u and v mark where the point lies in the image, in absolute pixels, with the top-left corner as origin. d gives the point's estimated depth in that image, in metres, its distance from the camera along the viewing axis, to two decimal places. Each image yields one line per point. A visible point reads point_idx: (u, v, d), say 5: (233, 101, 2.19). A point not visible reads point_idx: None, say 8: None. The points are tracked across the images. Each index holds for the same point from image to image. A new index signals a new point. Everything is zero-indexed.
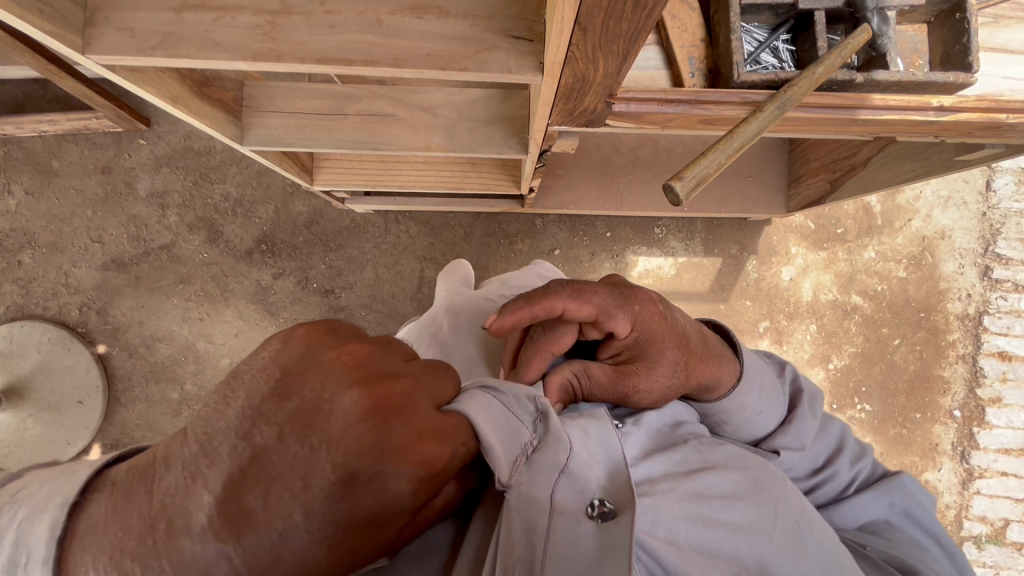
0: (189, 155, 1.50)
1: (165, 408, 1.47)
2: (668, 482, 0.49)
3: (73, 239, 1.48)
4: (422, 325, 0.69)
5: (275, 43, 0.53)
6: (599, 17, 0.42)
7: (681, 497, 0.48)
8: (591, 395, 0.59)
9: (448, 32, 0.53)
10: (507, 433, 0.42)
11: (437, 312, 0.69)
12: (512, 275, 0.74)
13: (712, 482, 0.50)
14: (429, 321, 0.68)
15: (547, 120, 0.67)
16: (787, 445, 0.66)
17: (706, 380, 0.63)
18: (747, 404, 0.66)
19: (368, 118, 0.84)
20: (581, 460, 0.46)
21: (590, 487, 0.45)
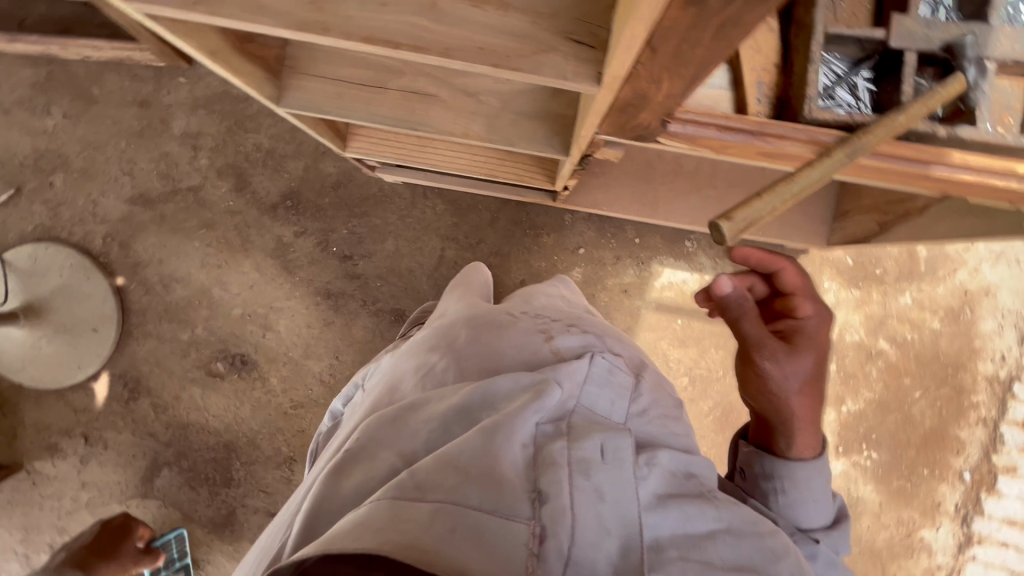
0: (226, 100, 1.48)
1: (175, 347, 1.50)
2: (677, 549, 0.45)
3: (105, 169, 1.49)
4: (438, 329, 0.64)
5: (322, 14, 0.49)
6: (677, 42, 0.39)
7: (692, 568, 0.45)
8: (745, 321, 0.68)
9: (506, 27, 0.50)
10: (496, 546, 0.40)
11: (455, 319, 0.64)
12: (533, 292, 0.72)
13: (723, 551, 0.47)
14: (444, 326, 0.64)
15: (595, 129, 0.63)
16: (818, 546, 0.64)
17: (803, 416, 0.69)
18: (810, 482, 0.68)
19: (410, 95, 0.81)
20: (588, 538, 0.43)
21: (599, 573, 0.42)
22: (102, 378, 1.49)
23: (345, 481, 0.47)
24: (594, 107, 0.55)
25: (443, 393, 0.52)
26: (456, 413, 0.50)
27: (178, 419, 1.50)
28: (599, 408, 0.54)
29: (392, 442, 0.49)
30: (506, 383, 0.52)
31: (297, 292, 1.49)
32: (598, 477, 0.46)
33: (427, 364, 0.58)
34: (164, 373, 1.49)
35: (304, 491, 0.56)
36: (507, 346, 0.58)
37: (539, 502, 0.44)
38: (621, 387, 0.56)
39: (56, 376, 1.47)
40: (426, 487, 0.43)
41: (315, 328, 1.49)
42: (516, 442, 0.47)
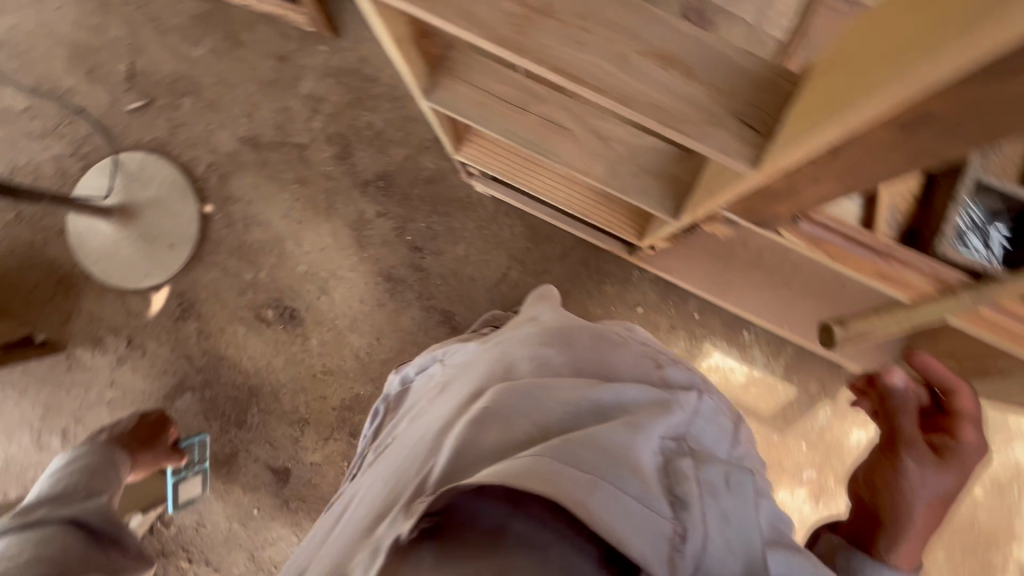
0: (355, 76, 1.57)
1: (235, 283, 1.56)
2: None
3: (229, 106, 1.60)
4: (547, 329, 0.69)
5: (523, 38, 0.54)
6: (874, 143, 0.41)
7: None
8: (900, 408, 0.73)
9: (685, 93, 0.53)
10: (642, 529, 0.40)
11: (569, 327, 0.70)
12: (630, 329, 0.80)
13: None
14: (557, 330, 0.68)
15: (721, 205, 0.66)
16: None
17: (916, 526, 0.66)
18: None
19: (546, 123, 0.85)
20: (719, 555, 0.42)
21: None
22: (163, 290, 1.56)
23: (487, 434, 0.49)
24: (736, 186, 0.58)
25: (575, 382, 0.55)
26: (592, 409, 0.52)
27: (215, 349, 1.56)
28: (709, 440, 0.57)
29: (529, 409, 0.51)
30: (635, 394, 0.56)
31: (362, 267, 1.55)
32: (728, 503, 0.45)
33: (547, 357, 0.62)
34: (218, 304, 1.56)
35: (414, 440, 0.59)
36: (623, 366, 0.63)
37: (680, 507, 0.44)
38: (722, 429, 0.60)
39: (123, 277, 1.55)
40: (578, 456, 0.44)
41: (368, 305, 1.54)
42: (651, 442, 0.49)
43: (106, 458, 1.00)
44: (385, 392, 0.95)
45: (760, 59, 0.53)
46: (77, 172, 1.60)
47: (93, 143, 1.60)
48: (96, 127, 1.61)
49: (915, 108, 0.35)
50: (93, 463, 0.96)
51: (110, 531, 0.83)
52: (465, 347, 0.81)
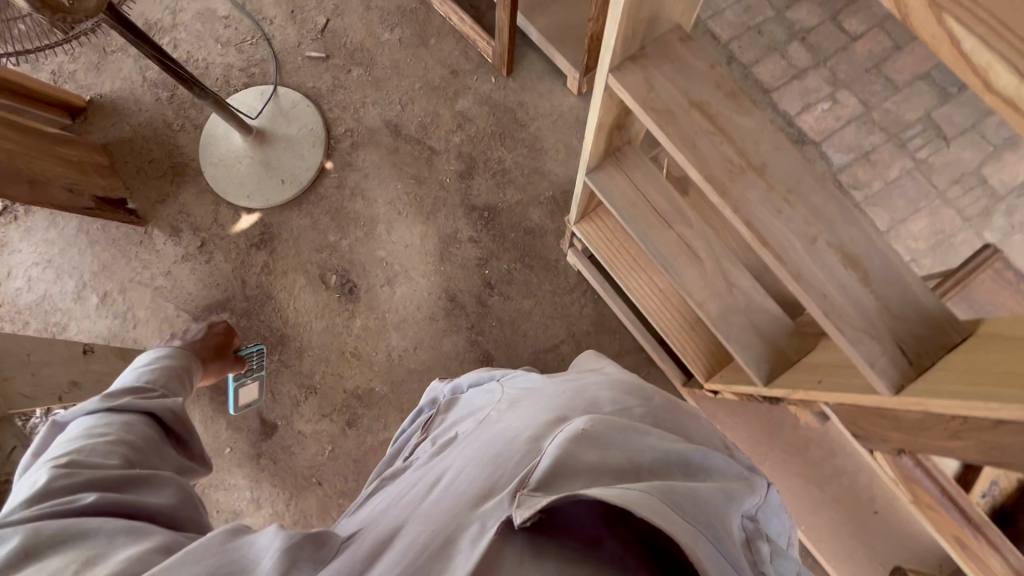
0: (507, 115, 1.67)
1: (317, 239, 1.63)
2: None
3: (390, 90, 1.72)
4: (622, 380, 0.73)
5: (730, 183, 0.58)
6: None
7: None
8: None
9: (855, 295, 0.55)
10: None
11: (645, 384, 0.73)
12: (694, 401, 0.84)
13: None
14: (633, 385, 0.71)
15: (824, 399, 0.67)
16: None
17: None
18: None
19: (681, 246, 0.89)
20: None
21: None
22: (254, 216, 1.64)
23: (587, 451, 0.50)
24: (859, 392, 0.59)
25: (662, 435, 0.58)
26: (682, 462, 0.54)
27: (270, 288, 1.60)
28: (773, 529, 0.59)
29: (623, 445, 0.53)
30: (722, 461, 0.58)
31: (434, 278, 1.59)
32: None
33: (628, 406, 0.65)
34: (293, 249, 1.62)
35: (496, 437, 0.61)
36: (697, 435, 0.66)
37: None
38: (783, 524, 0.63)
39: (228, 188, 1.64)
40: (684, 505, 0.45)
41: (421, 314, 1.57)
42: (739, 511, 0.52)
43: (187, 370, 0.99)
44: (431, 395, 1.03)
45: (936, 299, 0.55)
46: (238, 85, 1.73)
47: (264, 68, 1.74)
48: (273, 56, 1.75)
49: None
50: (177, 370, 0.95)
51: (181, 429, 0.76)
52: (524, 373, 0.83)
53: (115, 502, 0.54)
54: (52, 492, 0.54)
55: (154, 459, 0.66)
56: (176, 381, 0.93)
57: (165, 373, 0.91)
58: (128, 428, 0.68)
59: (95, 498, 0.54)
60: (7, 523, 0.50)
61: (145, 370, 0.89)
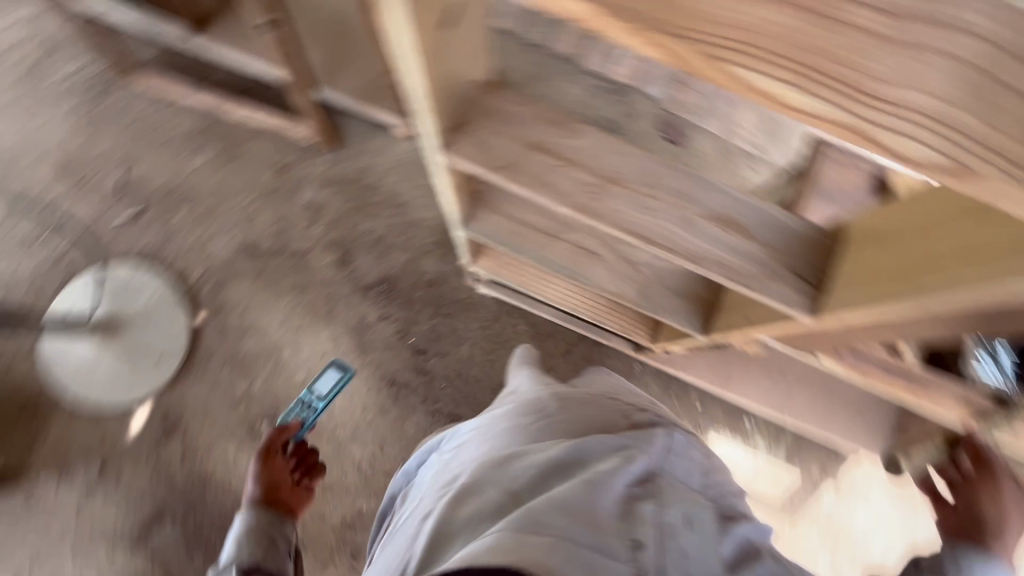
0: (356, 185, 1.62)
1: (227, 396, 1.48)
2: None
3: (226, 215, 1.60)
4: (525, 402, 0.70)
5: (596, 203, 0.60)
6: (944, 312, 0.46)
7: None
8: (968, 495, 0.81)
9: (744, 250, 0.59)
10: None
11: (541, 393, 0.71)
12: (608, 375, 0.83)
13: None
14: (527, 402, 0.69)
15: (763, 332, 0.73)
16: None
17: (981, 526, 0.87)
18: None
19: (577, 249, 0.91)
20: None
21: None
22: (145, 408, 1.46)
23: (461, 508, 0.51)
24: (786, 321, 0.64)
25: (537, 448, 0.57)
26: (554, 466, 0.54)
27: (203, 470, 1.44)
28: (679, 475, 0.58)
29: (497, 481, 0.53)
30: (599, 444, 0.57)
31: (365, 372, 1.52)
32: (687, 541, 0.49)
33: (520, 425, 0.64)
34: (207, 419, 1.47)
35: (404, 529, 0.61)
36: (593, 417, 0.65)
37: (639, 549, 0.47)
38: (690, 466, 0.61)
39: (100, 395, 1.45)
40: (542, 522, 0.45)
41: (369, 413, 1.49)
42: (611, 489, 0.51)
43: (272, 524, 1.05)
44: (390, 492, 0.95)
45: (807, 222, 0.60)
46: (56, 286, 1.53)
47: (76, 255, 1.55)
48: (81, 238, 1.56)
49: (998, 303, 0.40)
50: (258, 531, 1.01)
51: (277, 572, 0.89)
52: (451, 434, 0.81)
53: None
54: None
55: None
56: (259, 545, 0.97)
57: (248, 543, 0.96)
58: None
59: None
60: None
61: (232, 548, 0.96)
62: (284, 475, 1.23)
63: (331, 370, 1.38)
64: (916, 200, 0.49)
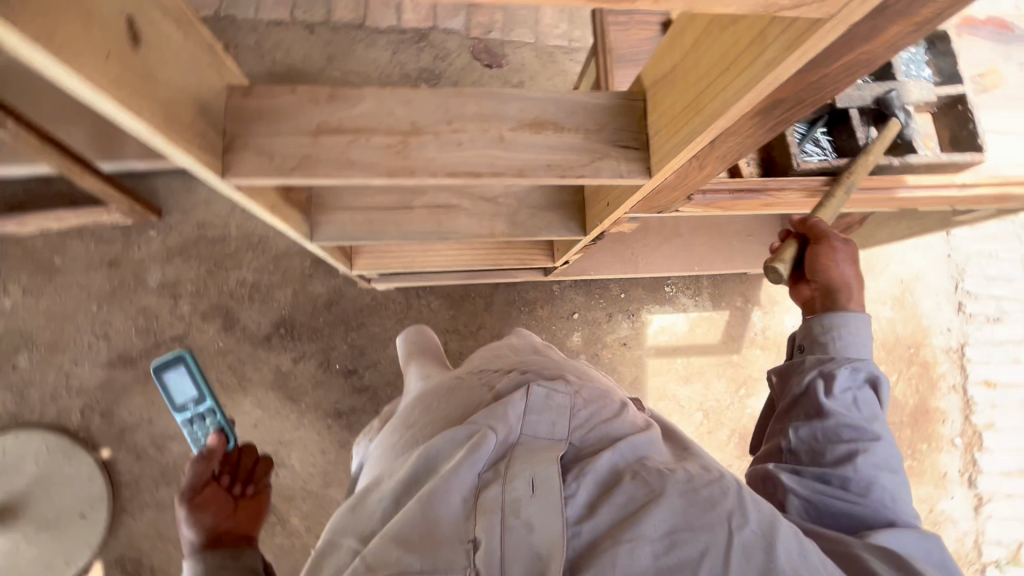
0: (202, 244, 1.47)
1: (178, 512, 1.37)
2: (613, 536, 0.43)
3: (76, 338, 1.41)
4: (405, 411, 0.66)
5: (408, 160, 0.57)
6: (742, 126, 0.47)
7: (622, 551, 0.42)
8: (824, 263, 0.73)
9: (565, 144, 0.59)
10: None
11: (421, 395, 0.67)
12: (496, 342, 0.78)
13: (654, 519, 0.44)
14: (403, 414, 0.65)
15: (624, 211, 0.75)
16: (883, 471, 0.60)
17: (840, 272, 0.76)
18: (859, 336, 0.69)
19: (434, 209, 0.89)
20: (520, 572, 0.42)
21: None
22: (96, 568, 1.32)
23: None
24: (635, 193, 0.65)
25: (392, 468, 0.54)
26: (402, 485, 0.50)
27: None
28: (542, 429, 0.52)
29: (354, 527, 0.50)
30: (442, 442, 0.50)
31: (307, 418, 1.44)
32: (532, 510, 0.45)
33: (394, 445, 0.60)
34: (168, 544, 1.35)
35: None
36: (455, 403, 0.59)
37: (475, 550, 0.43)
38: (561, 408, 0.55)
39: None
40: (374, 564, 0.43)
41: (331, 453, 1.44)
42: (451, 495, 0.46)
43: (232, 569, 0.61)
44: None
45: (610, 93, 0.61)
46: None
47: None
48: None
49: (776, 95, 0.41)
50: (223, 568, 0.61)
51: None
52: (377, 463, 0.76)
53: None
54: None
55: None
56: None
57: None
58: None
59: None
60: None
61: None
62: (223, 501, 0.76)
63: (172, 375, 0.92)
64: (689, 27, 0.48)
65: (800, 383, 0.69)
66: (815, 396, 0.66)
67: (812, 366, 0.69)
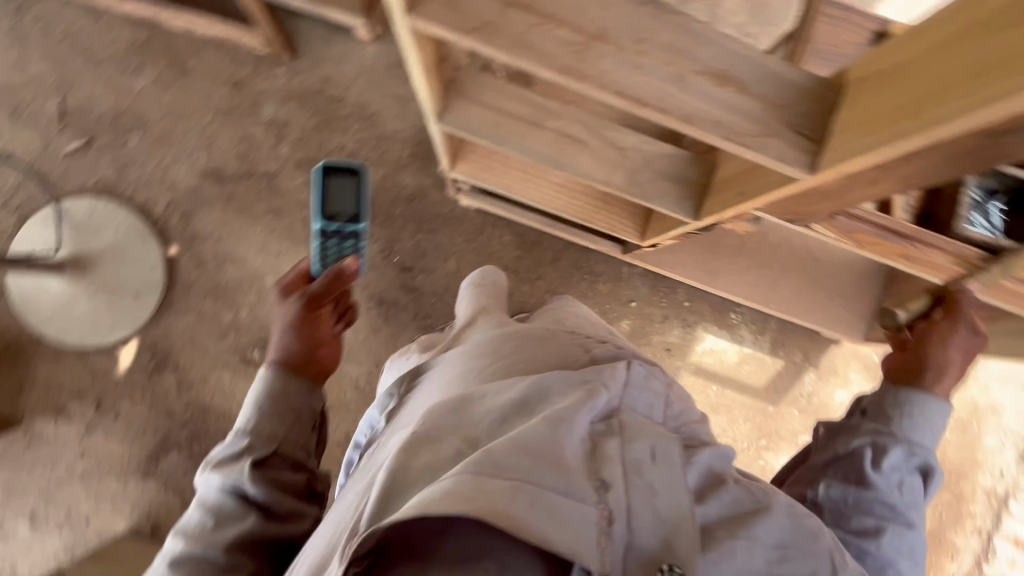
0: (320, 98, 1.51)
1: (214, 327, 1.46)
2: (727, 530, 0.54)
3: (183, 139, 1.49)
4: (486, 344, 0.74)
5: (583, 64, 0.55)
6: (952, 146, 0.45)
7: (740, 544, 0.53)
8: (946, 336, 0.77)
9: (741, 108, 0.56)
10: (562, 525, 0.46)
11: (499, 335, 0.75)
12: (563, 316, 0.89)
13: (765, 528, 0.55)
14: (487, 345, 0.74)
15: (752, 206, 0.71)
16: (903, 556, 0.65)
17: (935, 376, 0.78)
18: (930, 423, 0.72)
19: (561, 137, 0.87)
20: (645, 524, 0.51)
21: (652, 551, 0.50)
22: (131, 344, 1.44)
23: (417, 457, 0.52)
24: (781, 186, 0.61)
25: (497, 387, 0.60)
26: (515, 405, 0.57)
27: (200, 401, 1.45)
28: (642, 406, 0.62)
29: (456, 428, 0.55)
30: (558, 381, 0.59)
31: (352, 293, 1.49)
32: (654, 475, 0.53)
33: (485, 372, 0.68)
34: (196, 351, 1.45)
35: (365, 469, 0.62)
36: (552, 355, 0.71)
37: (604, 489, 0.51)
38: (655, 395, 0.65)
39: (83, 336, 1.42)
40: (501, 466, 0.48)
41: (361, 334, 1.49)
42: (577, 432, 0.54)
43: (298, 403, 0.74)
44: (355, 439, 0.86)
45: (806, 73, 0.56)
46: (12, 226, 1.44)
47: (27, 191, 1.45)
48: (29, 174, 1.46)
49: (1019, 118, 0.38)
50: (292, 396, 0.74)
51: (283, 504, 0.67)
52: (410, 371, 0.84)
53: None
54: None
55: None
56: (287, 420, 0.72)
57: (268, 417, 0.71)
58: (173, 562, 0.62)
59: None
60: None
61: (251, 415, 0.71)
62: (325, 330, 0.84)
63: (333, 181, 0.97)
64: (943, 22, 0.44)
65: (848, 444, 0.73)
66: (861, 462, 0.71)
67: (867, 433, 0.72)
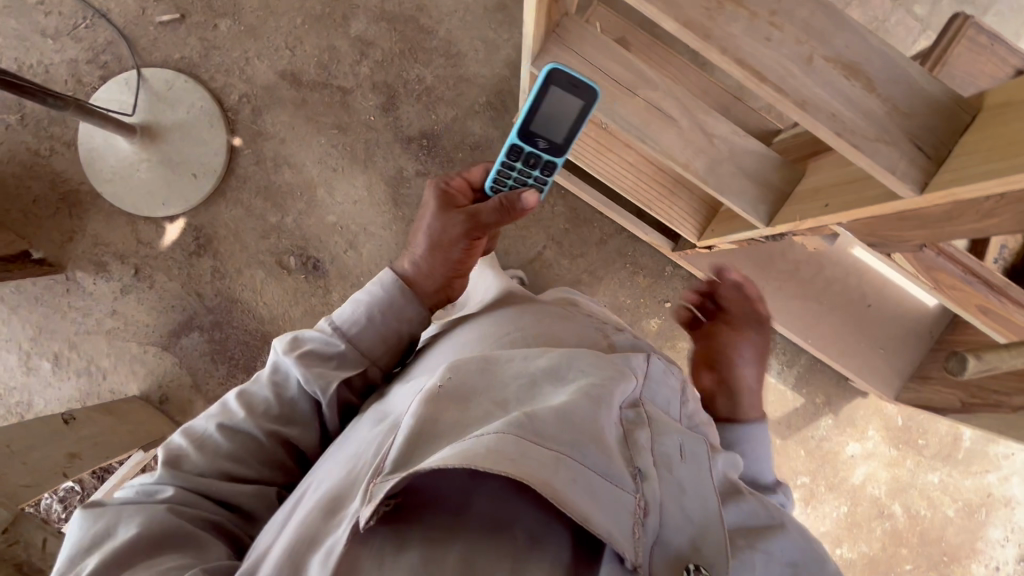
0: (410, 25, 1.49)
1: (259, 225, 1.49)
2: (745, 539, 0.55)
3: (271, 35, 1.50)
4: (504, 314, 0.74)
5: (710, 22, 0.52)
6: None
7: (761, 556, 0.53)
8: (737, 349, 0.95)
9: (863, 106, 0.53)
10: (603, 505, 0.46)
11: (514, 307, 0.76)
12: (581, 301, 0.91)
13: (784, 544, 0.55)
14: (501, 313, 0.75)
15: (835, 220, 0.68)
16: None
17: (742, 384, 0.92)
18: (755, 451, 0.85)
19: (651, 109, 0.85)
20: (675, 521, 0.51)
21: (681, 551, 0.49)
22: (179, 222, 1.48)
23: (447, 411, 0.53)
24: (882, 201, 0.58)
25: (523, 356, 0.61)
26: (546, 373, 0.58)
27: (230, 291, 1.49)
28: (660, 400, 0.65)
29: (487, 393, 0.56)
30: (587, 361, 0.60)
31: (395, 225, 1.49)
32: (682, 470, 0.54)
33: (506, 340, 0.68)
34: (237, 244, 1.48)
35: (385, 415, 0.62)
36: (577, 335, 0.72)
37: (640, 478, 0.51)
38: (671, 390, 0.68)
39: (136, 202, 1.46)
40: (541, 434, 0.48)
41: None
42: (614, 412, 0.55)
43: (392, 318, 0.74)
44: None
45: (942, 85, 0.52)
46: (95, 81, 1.48)
47: (115, 52, 1.49)
48: (121, 35, 1.49)
49: None
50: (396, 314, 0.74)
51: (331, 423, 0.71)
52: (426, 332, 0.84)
53: (193, 490, 0.64)
54: (189, 473, 0.65)
55: (238, 452, 0.67)
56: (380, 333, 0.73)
57: (367, 327, 0.72)
58: (228, 425, 0.67)
59: (174, 490, 0.63)
60: (160, 498, 0.62)
61: (352, 320, 0.72)
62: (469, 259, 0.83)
63: (555, 93, 0.75)
64: None
65: None
66: None
67: None
